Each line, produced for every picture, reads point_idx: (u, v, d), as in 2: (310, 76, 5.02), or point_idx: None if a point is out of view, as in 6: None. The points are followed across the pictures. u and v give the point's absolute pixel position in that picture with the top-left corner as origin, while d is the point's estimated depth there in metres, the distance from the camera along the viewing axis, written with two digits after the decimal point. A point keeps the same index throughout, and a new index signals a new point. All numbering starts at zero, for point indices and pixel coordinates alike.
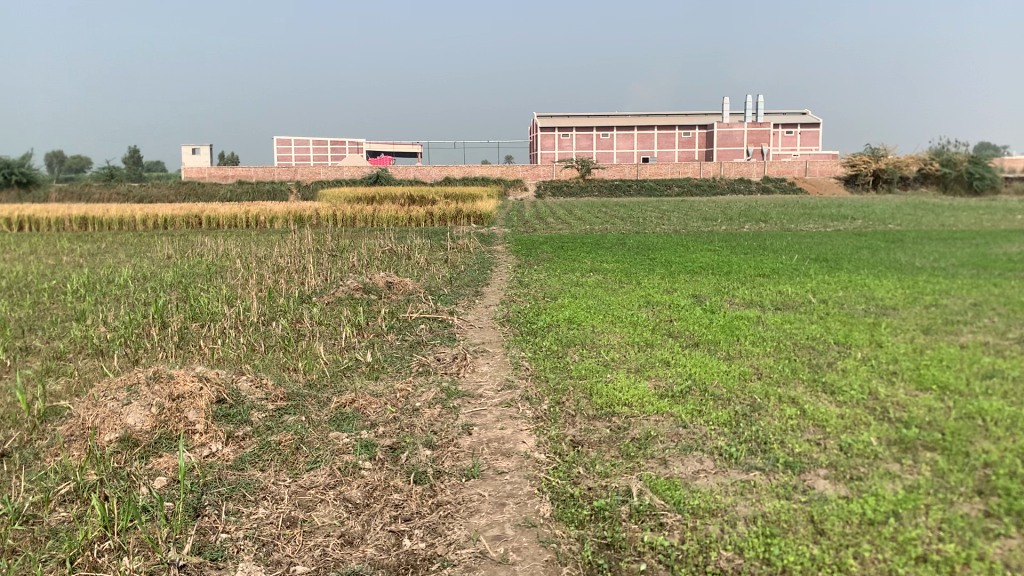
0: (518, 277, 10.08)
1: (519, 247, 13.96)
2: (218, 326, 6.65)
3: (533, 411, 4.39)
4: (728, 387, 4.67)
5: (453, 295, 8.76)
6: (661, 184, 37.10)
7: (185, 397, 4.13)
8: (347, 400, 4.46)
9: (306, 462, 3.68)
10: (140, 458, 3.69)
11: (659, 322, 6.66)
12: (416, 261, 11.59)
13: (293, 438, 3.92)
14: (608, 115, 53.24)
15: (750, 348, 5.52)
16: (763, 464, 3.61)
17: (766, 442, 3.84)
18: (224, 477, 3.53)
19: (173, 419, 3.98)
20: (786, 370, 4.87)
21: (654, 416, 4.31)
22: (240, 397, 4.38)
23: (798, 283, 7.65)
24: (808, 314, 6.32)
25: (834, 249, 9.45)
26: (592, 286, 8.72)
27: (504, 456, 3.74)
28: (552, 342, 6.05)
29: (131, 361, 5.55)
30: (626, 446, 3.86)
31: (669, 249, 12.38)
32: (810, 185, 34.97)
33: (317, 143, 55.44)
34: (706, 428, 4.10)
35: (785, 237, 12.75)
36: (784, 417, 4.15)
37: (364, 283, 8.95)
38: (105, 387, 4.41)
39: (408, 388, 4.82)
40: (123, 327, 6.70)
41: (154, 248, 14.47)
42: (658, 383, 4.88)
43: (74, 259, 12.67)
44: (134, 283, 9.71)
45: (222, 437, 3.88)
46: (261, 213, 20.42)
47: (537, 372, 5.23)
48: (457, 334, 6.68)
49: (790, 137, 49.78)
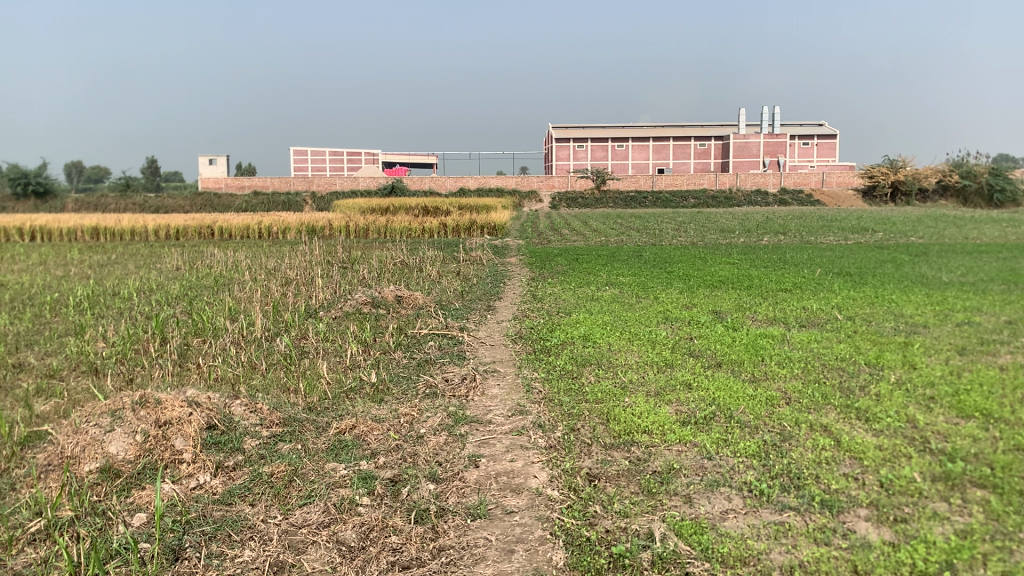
0: (531, 291, 9.79)
1: (532, 259, 13.73)
2: (219, 343, 6.39)
3: (546, 440, 4.10)
4: (756, 413, 4.36)
5: (465, 310, 8.50)
6: (678, 195, 36.78)
7: (172, 423, 3.84)
8: (347, 426, 4.18)
9: (299, 497, 3.39)
10: (120, 491, 3.41)
11: (678, 339, 6.36)
12: (428, 274, 11.35)
13: (287, 469, 3.63)
14: (623, 127, 53.03)
15: (777, 369, 5.21)
16: (798, 503, 3.31)
17: (800, 476, 3.53)
18: (209, 514, 3.25)
19: (158, 447, 3.69)
20: (817, 395, 4.49)
21: (676, 446, 4.02)
22: (232, 423, 4.10)
23: (822, 298, 7.33)
24: (835, 332, 5.98)
25: (858, 260, 9.09)
26: (609, 301, 8.42)
27: (513, 493, 3.44)
28: (567, 362, 5.76)
29: (125, 381, 5.29)
30: (647, 481, 3.56)
31: (687, 262, 12.07)
32: (828, 196, 34.43)
33: (333, 154, 55.56)
34: (733, 460, 3.80)
35: (806, 249, 12.42)
36: (818, 448, 3.82)
37: (373, 296, 8.69)
38: (89, 411, 4.14)
39: (413, 413, 4.53)
40: (121, 344, 6.44)
41: (163, 259, 14.29)
42: (679, 409, 4.57)
43: (82, 270, 12.48)
44: (139, 296, 9.48)
45: (211, 468, 3.60)
46: (273, 224, 20.26)
47: (551, 396, 4.93)
48: (468, 352, 6.40)
49: (807, 149, 49.25)
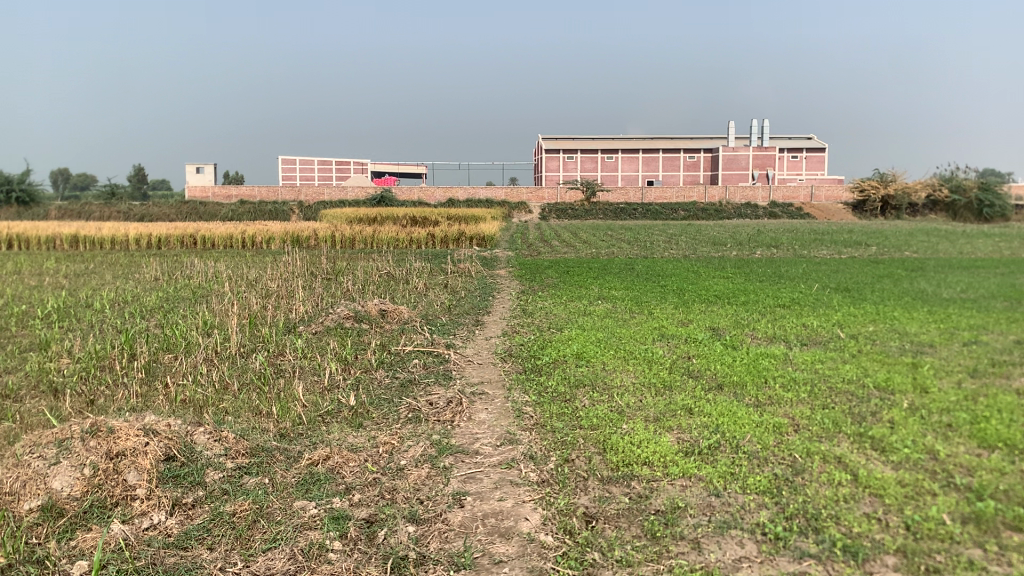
0: (521, 305, 9.46)
1: (522, 272, 13.37)
2: (191, 360, 6.04)
3: (538, 475, 3.75)
4: (765, 444, 4.00)
5: (451, 324, 8.16)
6: (667, 207, 36.58)
7: (126, 455, 3.49)
8: (320, 457, 3.82)
9: (264, 540, 3.03)
10: (63, 533, 3.05)
11: (676, 359, 6.03)
12: (415, 287, 11.01)
13: (251, 508, 3.28)
14: (613, 139, 52.91)
15: (782, 393, 4.85)
16: (818, 550, 2.98)
17: (818, 518, 3.18)
18: (161, 561, 2.89)
19: (109, 482, 3.33)
20: (828, 421, 4.13)
21: (679, 481, 3.68)
22: (194, 454, 3.74)
23: (822, 314, 7.01)
24: (838, 352, 5.65)
25: (856, 275, 8.76)
26: (602, 317, 8.10)
27: (502, 539, 3.10)
28: (559, 383, 5.41)
29: (85, 403, 4.92)
30: (651, 524, 3.21)
31: (679, 276, 11.73)
32: (818, 211, 34.17)
33: (322, 164, 55.22)
34: (743, 498, 3.46)
35: (800, 263, 12.16)
36: (834, 484, 3.44)
37: (356, 310, 8.33)
38: (34, 440, 3.77)
39: (393, 442, 4.17)
40: (86, 360, 6.07)
41: (142, 268, 13.91)
42: (681, 437, 4.24)
43: (57, 280, 12.08)
44: (113, 308, 9.10)
45: (167, 506, 3.25)
46: (258, 233, 19.89)
47: (542, 422, 4.58)
48: (454, 371, 6.05)
49: (796, 163, 49.18)
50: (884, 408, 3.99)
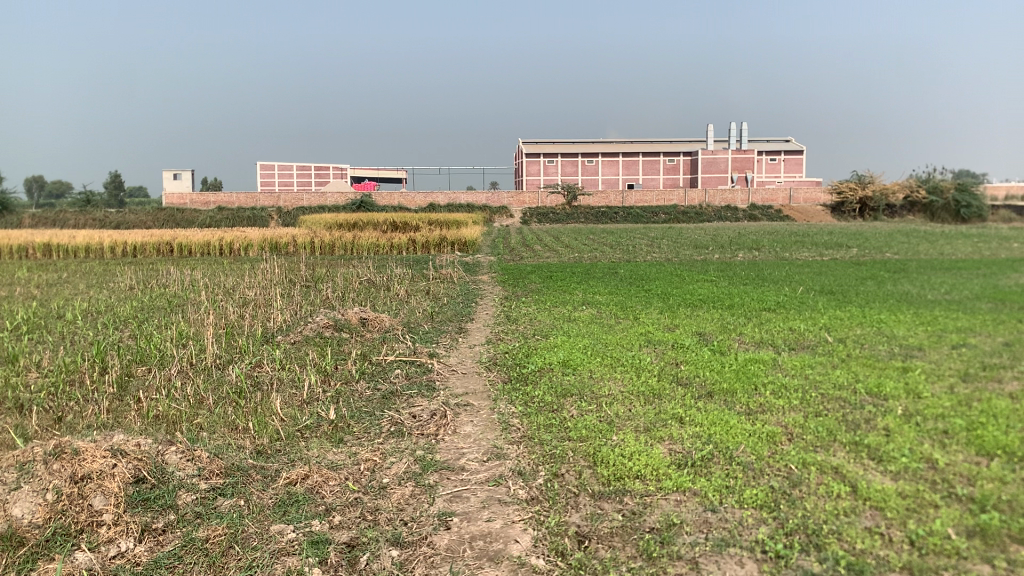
0: (504, 311, 9.32)
1: (505, 277, 13.21)
2: (164, 373, 5.84)
3: (527, 492, 3.61)
4: (759, 454, 3.87)
5: (434, 332, 8.00)
6: (649, 210, 36.60)
7: (92, 479, 3.32)
8: (298, 476, 3.66)
9: (239, 568, 2.86)
10: (24, 563, 2.86)
11: (663, 366, 5.89)
12: (396, 294, 10.84)
13: (226, 533, 3.10)
14: (593, 142, 52.93)
15: (774, 400, 4.71)
16: (820, 569, 2.80)
17: (819, 534, 3.01)
18: None
19: (73, 507, 3.16)
20: (822, 429, 4.01)
21: (673, 495, 3.54)
22: (165, 475, 3.56)
23: (809, 318, 6.90)
24: (828, 356, 5.53)
25: (839, 278, 8.63)
26: (587, 323, 7.95)
27: (491, 563, 2.94)
28: (545, 392, 5.27)
29: (52, 421, 4.72)
30: (645, 543, 3.07)
31: (663, 280, 11.65)
32: (797, 213, 34.26)
33: (301, 168, 54.86)
34: (740, 513, 3.31)
35: (784, 265, 12.10)
36: (833, 497, 3.26)
37: (335, 318, 8.15)
38: None
39: (375, 459, 4.02)
40: (54, 374, 5.86)
41: (116, 277, 13.65)
42: (673, 448, 4.11)
43: (29, 290, 11.80)
44: (86, 319, 8.87)
45: (136, 532, 3.08)
46: (236, 240, 19.63)
47: (530, 434, 4.43)
48: (437, 381, 5.90)
49: (774, 166, 49.37)
50: (880, 416, 3.87)
